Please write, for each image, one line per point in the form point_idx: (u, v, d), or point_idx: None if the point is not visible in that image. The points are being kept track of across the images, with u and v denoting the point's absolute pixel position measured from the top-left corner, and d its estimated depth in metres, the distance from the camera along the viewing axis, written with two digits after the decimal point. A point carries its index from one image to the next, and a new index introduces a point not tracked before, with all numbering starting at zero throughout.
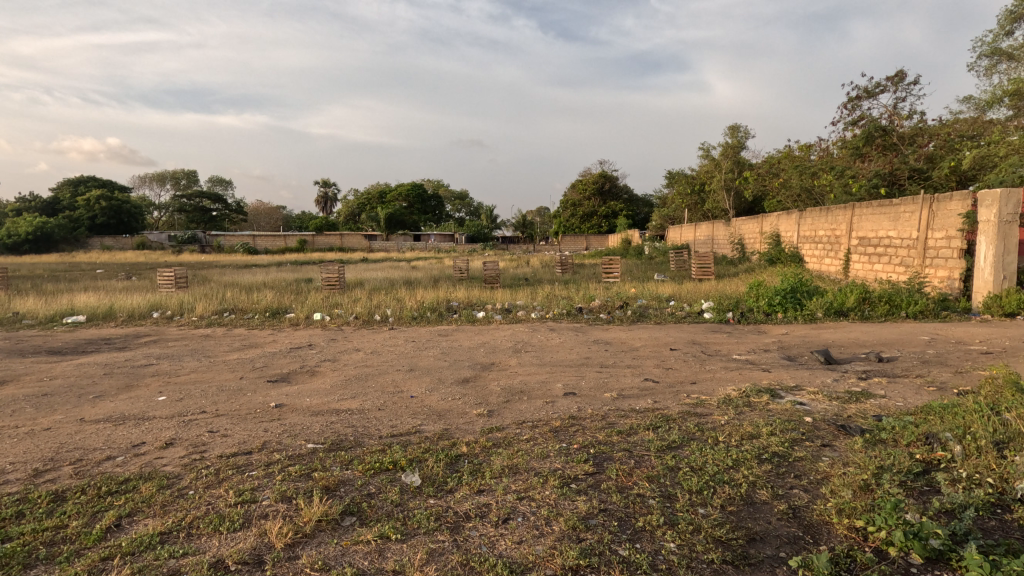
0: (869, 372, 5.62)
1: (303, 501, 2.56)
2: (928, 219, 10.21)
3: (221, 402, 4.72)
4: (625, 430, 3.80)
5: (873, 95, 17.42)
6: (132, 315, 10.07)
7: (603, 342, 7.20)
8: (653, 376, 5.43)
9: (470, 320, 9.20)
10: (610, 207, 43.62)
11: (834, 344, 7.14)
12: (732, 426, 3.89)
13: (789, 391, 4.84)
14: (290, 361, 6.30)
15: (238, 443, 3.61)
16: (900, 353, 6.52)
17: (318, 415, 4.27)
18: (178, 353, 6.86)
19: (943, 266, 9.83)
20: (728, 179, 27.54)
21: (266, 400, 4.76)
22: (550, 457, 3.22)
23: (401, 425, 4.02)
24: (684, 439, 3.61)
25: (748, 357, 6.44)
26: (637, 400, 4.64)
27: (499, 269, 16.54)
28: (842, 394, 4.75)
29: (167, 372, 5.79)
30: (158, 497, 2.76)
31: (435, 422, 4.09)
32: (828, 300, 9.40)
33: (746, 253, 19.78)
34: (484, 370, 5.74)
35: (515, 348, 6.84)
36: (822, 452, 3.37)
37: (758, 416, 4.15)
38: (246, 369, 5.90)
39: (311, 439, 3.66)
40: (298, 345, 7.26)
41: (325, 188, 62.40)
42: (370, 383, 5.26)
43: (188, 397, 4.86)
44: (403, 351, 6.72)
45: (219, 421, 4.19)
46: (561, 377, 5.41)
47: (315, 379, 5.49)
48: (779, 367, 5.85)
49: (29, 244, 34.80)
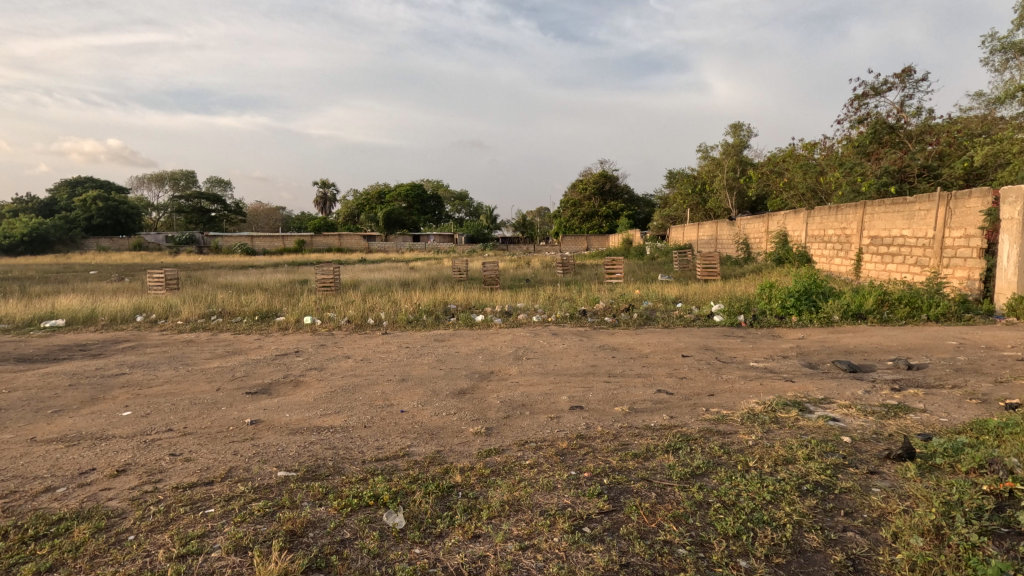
0: (901, 382, 5.16)
1: (259, 555, 2.12)
2: (945, 217, 9.76)
3: (192, 417, 4.28)
4: (641, 453, 3.35)
5: (880, 91, 16.99)
6: (114, 319, 9.62)
7: (610, 348, 6.73)
8: (667, 388, 4.97)
9: (468, 323, 8.74)
10: (611, 207, 43.16)
11: (855, 350, 6.68)
12: (763, 448, 3.45)
13: (819, 405, 4.38)
14: (273, 370, 5.84)
15: (200, 470, 3.17)
16: (929, 360, 6.05)
17: (296, 435, 3.82)
18: (154, 360, 6.40)
19: (962, 266, 9.37)
20: (730, 178, 27.17)
21: (241, 416, 4.31)
22: (559, 489, 2.78)
23: (387, 447, 3.57)
24: (709, 465, 3.16)
25: (766, 364, 5.97)
26: (652, 416, 4.18)
27: (498, 270, 16.11)
28: (878, 408, 4.30)
29: (138, 382, 5.33)
30: (90, 545, 2.31)
31: (426, 443, 3.64)
32: (845, 302, 8.95)
33: (752, 253, 19.30)
34: (482, 381, 5.27)
35: (516, 355, 6.38)
36: (872, 482, 2.91)
37: (789, 435, 3.69)
38: (224, 379, 5.43)
39: (283, 464, 3.22)
40: (284, 352, 6.80)
41: (323, 188, 61.95)
42: (358, 395, 4.80)
43: (155, 412, 4.40)
44: (396, 359, 6.26)
45: (185, 441, 3.75)
46: (566, 389, 4.95)
47: (298, 391, 5.02)
48: (802, 376, 5.39)
49: (24, 245, 34.44)
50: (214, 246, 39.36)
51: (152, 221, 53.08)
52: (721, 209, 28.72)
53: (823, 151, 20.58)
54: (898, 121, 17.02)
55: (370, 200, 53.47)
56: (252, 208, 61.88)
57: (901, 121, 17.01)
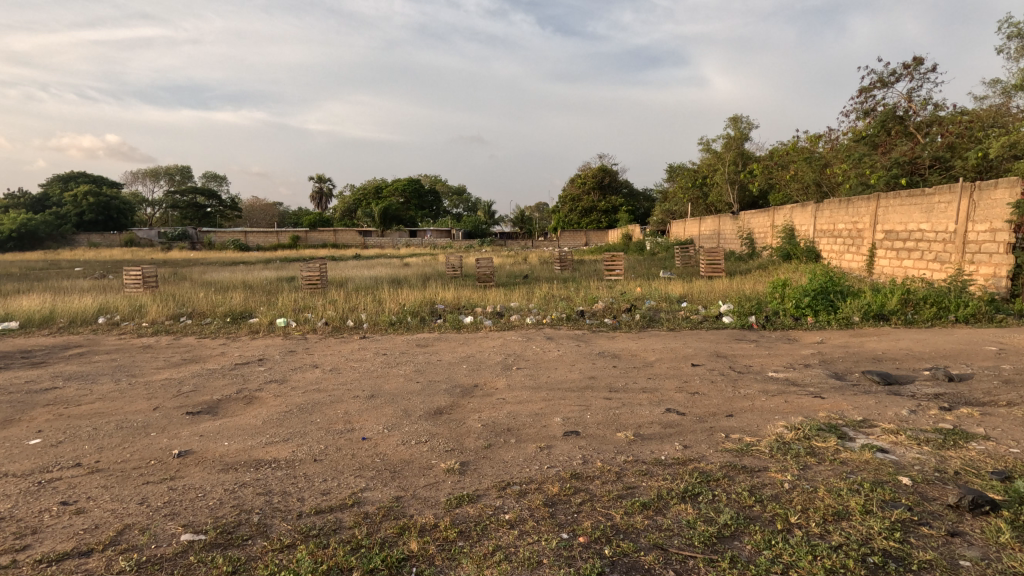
0: (948, 399, 4.46)
1: None
2: (967, 209, 9.05)
3: (110, 447, 3.56)
4: (651, 503, 2.66)
5: (888, 82, 16.23)
6: (73, 321, 8.90)
7: (610, 355, 6.02)
8: (677, 407, 4.26)
9: (456, 326, 8.02)
10: (610, 201, 42.30)
11: (885, 357, 5.96)
12: (804, 494, 2.74)
13: (859, 430, 3.68)
14: (228, 383, 5.12)
15: (83, 531, 2.45)
16: (972, 370, 5.34)
17: (226, 473, 3.12)
18: (97, 371, 5.67)
19: (986, 262, 8.64)
20: (732, 172, 26.57)
21: (169, 446, 3.59)
22: (544, 568, 2.11)
23: (335, 492, 2.88)
24: (739, 521, 2.47)
25: (788, 375, 5.26)
26: (660, 445, 3.47)
27: (493, 267, 15.42)
28: (932, 434, 3.58)
29: (66, 399, 4.62)
30: None
31: (384, 486, 2.94)
32: (865, 302, 8.25)
33: (757, 248, 18.54)
34: (463, 397, 4.56)
35: (505, 364, 5.66)
36: (956, 551, 2.22)
37: (832, 475, 2.98)
38: (167, 395, 4.71)
39: (191, 522, 2.51)
40: (246, 361, 6.06)
41: (320, 184, 61.16)
42: (315, 417, 4.09)
43: (69, 440, 3.70)
44: (368, 369, 5.52)
45: (88, 482, 3.04)
46: (560, 408, 4.24)
47: (248, 411, 4.30)
48: (832, 391, 4.66)
49: (14, 242, 33.65)
50: (207, 241, 38.56)
51: (146, 217, 52.24)
52: (723, 204, 28.02)
53: (828, 143, 19.80)
54: (908, 112, 16.30)
55: (366, 194, 52.64)
56: (247, 204, 61.14)
57: (910, 112, 16.28)
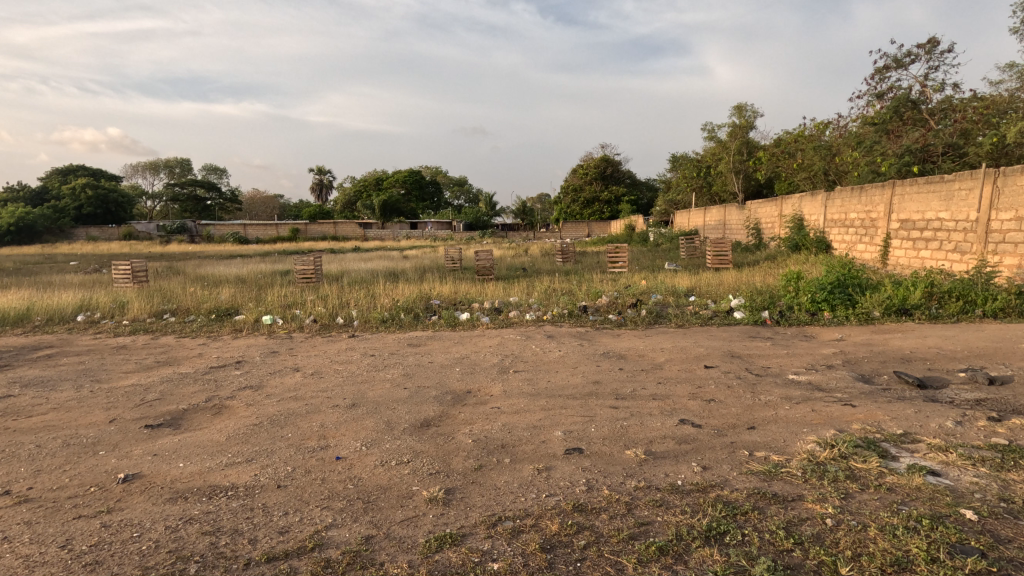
0: (993, 406, 4.00)
1: None
2: (991, 197, 8.53)
3: (48, 470, 3.12)
4: (670, 547, 2.21)
5: (902, 65, 15.59)
6: (51, 320, 8.50)
7: (615, 356, 5.56)
8: (693, 417, 3.80)
9: (450, 323, 7.58)
10: (612, 192, 41.74)
11: (914, 356, 5.50)
12: (851, 534, 2.29)
13: (902, 448, 3.22)
14: (199, 389, 4.69)
15: None
16: (1011, 371, 4.87)
17: (173, 505, 2.68)
18: (62, 375, 5.24)
19: (1011, 253, 8.15)
20: (736, 161, 25.59)
21: (116, 468, 3.15)
22: None
23: (296, 530, 2.44)
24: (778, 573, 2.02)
25: (810, 378, 4.80)
26: (676, 466, 3.02)
27: (493, 259, 14.92)
28: (986, 452, 3.12)
29: (16, 410, 4.20)
30: None
31: (353, 522, 2.49)
32: (885, 296, 7.77)
33: (764, 239, 18.03)
34: (454, 407, 4.11)
35: (501, 367, 5.22)
36: None
37: (880, 506, 2.53)
38: (129, 405, 4.28)
39: None
40: (224, 363, 5.63)
41: (320, 176, 60.66)
42: (287, 431, 3.66)
43: (5, 460, 3.27)
44: (353, 373, 5.09)
45: (11, 517, 2.60)
46: (560, 420, 3.79)
47: (214, 424, 3.86)
48: (863, 397, 4.20)
49: (11, 236, 33.33)
50: (205, 234, 38.18)
51: (146, 210, 51.79)
52: (727, 193, 27.40)
53: (836, 130, 19.19)
54: (921, 96, 15.66)
55: (366, 186, 52.08)
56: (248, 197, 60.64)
57: (924, 97, 15.63)
